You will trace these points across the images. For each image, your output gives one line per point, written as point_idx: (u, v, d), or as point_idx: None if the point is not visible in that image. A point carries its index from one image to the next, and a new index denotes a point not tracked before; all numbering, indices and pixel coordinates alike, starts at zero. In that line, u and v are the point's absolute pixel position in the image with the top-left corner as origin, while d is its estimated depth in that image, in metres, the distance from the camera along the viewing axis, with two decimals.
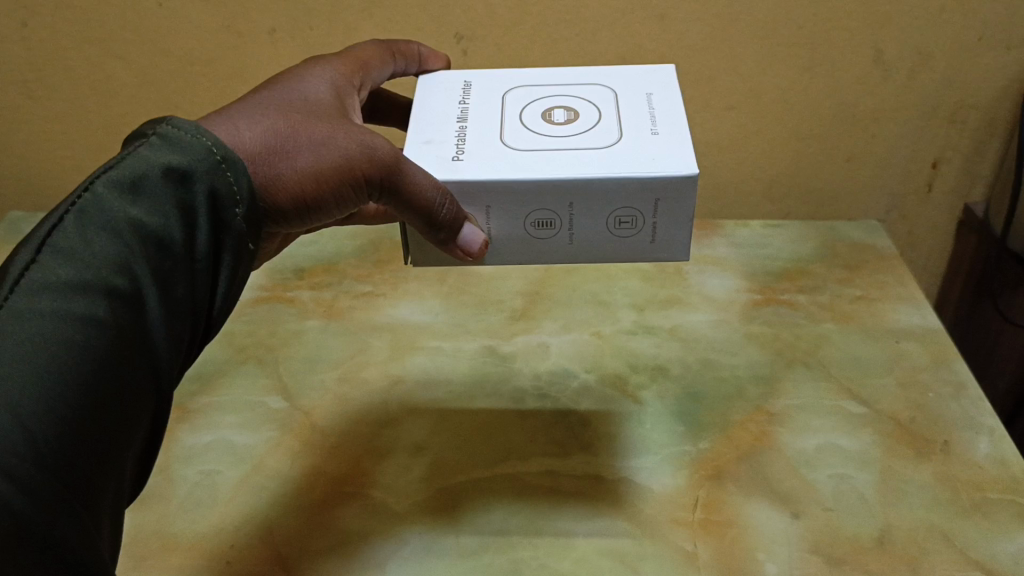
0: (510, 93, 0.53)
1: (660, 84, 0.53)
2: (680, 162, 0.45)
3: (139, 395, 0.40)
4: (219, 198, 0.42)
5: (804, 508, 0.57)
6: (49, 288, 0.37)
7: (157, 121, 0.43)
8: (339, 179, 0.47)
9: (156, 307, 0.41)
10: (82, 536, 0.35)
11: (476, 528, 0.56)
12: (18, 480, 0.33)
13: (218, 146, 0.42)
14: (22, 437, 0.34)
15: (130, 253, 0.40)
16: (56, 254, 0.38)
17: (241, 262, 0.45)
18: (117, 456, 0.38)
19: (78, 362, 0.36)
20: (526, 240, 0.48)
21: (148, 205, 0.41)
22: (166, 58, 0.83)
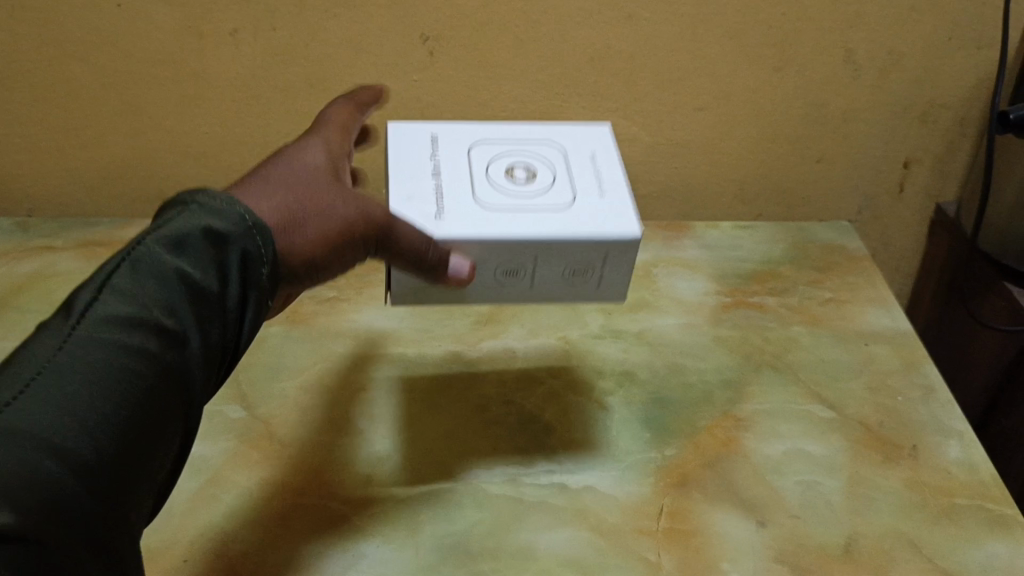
0: (474, 149, 0.56)
1: (598, 145, 0.58)
2: (630, 224, 0.50)
3: (171, 424, 0.42)
4: (249, 259, 0.45)
5: (771, 516, 0.56)
6: (108, 323, 0.40)
7: (193, 191, 0.46)
8: (339, 240, 0.49)
9: (194, 350, 0.44)
10: (123, 528, 0.38)
11: (437, 538, 0.55)
12: (85, 472, 0.36)
13: (249, 215, 0.46)
14: (93, 448, 0.37)
15: (172, 297, 0.43)
16: (113, 294, 0.41)
17: (261, 317, 0.47)
18: (152, 470, 0.40)
19: (131, 388, 0.39)
20: (491, 287, 0.52)
21: (191, 259, 0.44)
22: (125, 60, 0.81)
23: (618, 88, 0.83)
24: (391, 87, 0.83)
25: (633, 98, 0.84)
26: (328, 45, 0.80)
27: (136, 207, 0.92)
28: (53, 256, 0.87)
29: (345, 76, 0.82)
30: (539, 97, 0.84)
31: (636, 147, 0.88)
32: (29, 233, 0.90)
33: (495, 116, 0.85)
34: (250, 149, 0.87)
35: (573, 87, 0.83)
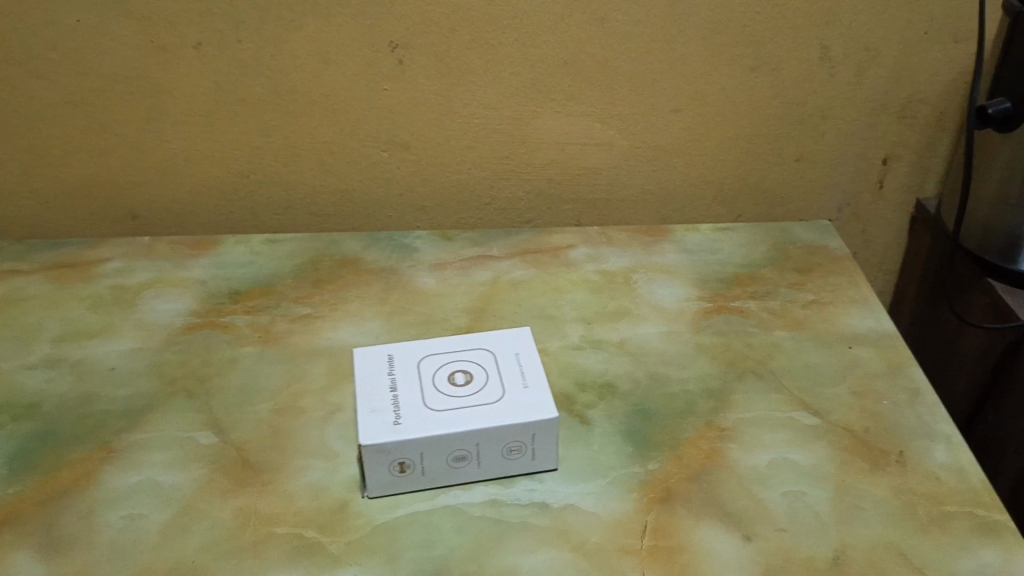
0: (424, 359, 0.63)
1: (524, 342, 0.64)
2: (550, 406, 0.58)
3: None
4: None
5: (757, 530, 0.55)
6: None
7: None
8: None
9: None
10: None
11: (416, 564, 0.54)
12: None
13: None
14: None
15: None
16: None
17: None
18: None
19: None
20: (445, 474, 0.58)
21: None
22: (88, 77, 0.79)
23: (592, 91, 0.82)
24: (361, 97, 0.81)
25: (608, 102, 0.83)
26: (295, 55, 0.79)
27: (105, 226, 0.89)
28: (17, 280, 0.81)
29: (314, 87, 0.81)
30: (513, 103, 0.83)
31: (613, 151, 0.87)
32: None
33: (468, 124, 0.84)
34: (219, 164, 0.85)
35: (547, 92, 0.82)
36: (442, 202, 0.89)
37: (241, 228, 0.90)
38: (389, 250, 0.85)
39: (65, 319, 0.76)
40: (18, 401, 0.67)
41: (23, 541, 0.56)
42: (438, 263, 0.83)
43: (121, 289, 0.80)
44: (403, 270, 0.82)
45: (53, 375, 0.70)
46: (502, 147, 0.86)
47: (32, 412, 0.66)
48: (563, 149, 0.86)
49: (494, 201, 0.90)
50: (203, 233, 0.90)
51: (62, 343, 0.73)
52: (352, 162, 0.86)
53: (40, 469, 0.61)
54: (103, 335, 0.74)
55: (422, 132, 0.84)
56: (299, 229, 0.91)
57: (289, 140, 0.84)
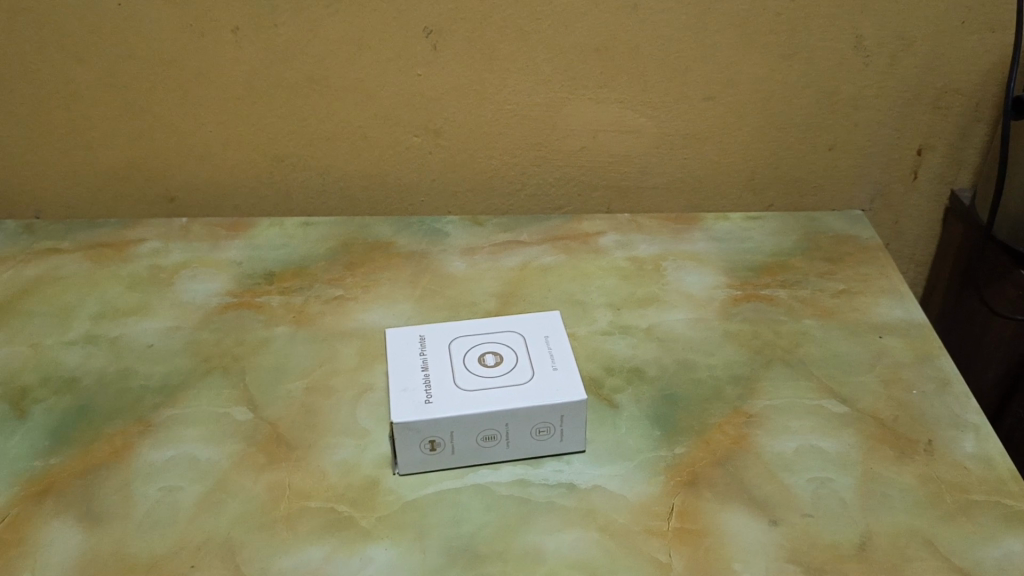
0: (455, 340, 0.63)
1: (553, 326, 0.65)
2: (578, 388, 0.59)
3: None
4: None
5: (783, 515, 0.56)
6: None
7: None
8: None
9: None
10: None
11: (444, 540, 0.55)
12: None
13: None
14: None
15: None
16: None
17: None
18: None
19: None
20: (475, 453, 0.59)
21: None
22: (128, 59, 0.81)
23: (624, 79, 0.83)
24: (394, 83, 0.82)
25: (639, 89, 0.83)
26: (330, 41, 0.80)
27: (142, 207, 0.91)
28: (56, 259, 0.83)
29: (348, 72, 0.82)
30: (544, 90, 0.83)
31: (643, 138, 0.87)
32: (35, 235, 0.87)
33: (500, 111, 0.84)
34: (254, 148, 0.87)
35: (578, 78, 0.83)
36: (473, 188, 0.90)
37: (274, 211, 0.91)
38: (420, 235, 0.86)
39: (104, 297, 0.78)
40: (59, 376, 0.69)
41: (63, 511, 0.57)
42: (467, 248, 0.83)
43: (158, 269, 0.81)
44: (433, 255, 0.83)
45: (92, 351, 0.71)
46: (533, 133, 0.86)
47: (72, 387, 0.68)
48: (594, 136, 0.87)
49: (524, 186, 0.90)
50: (237, 215, 0.91)
51: (100, 321, 0.75)
52: (385, 147, 0.87)
53: (80, 442, 0.62)
54: (140, 314, 0.76)
55: (455, 117, 0.85)
56: (332, 213, 0.92)
57: (324, 124, 0.85)
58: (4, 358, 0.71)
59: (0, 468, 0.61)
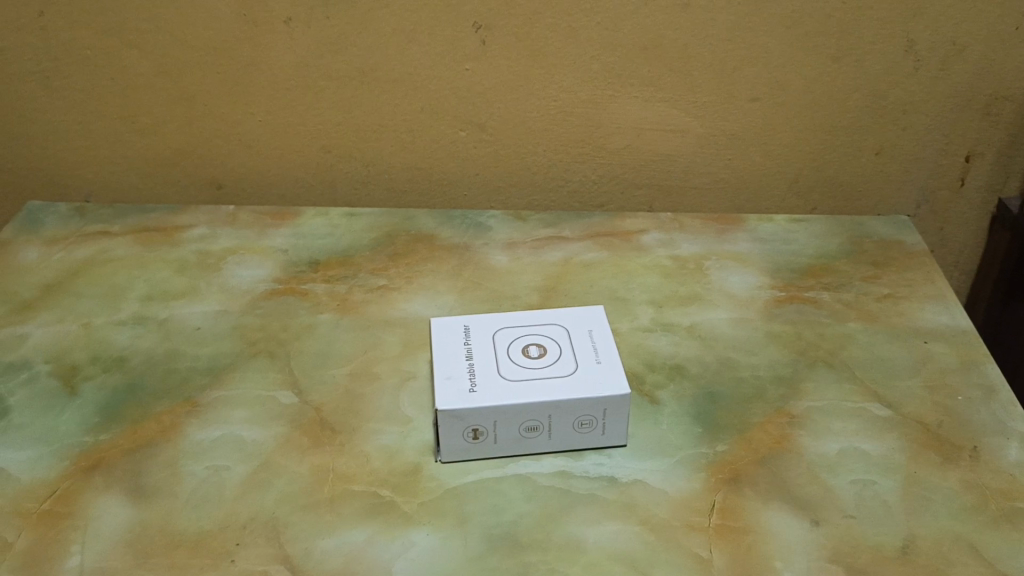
0: (499, 331, 0.64)
1: (597, 320, 0.65)
2: (622, 382, 0.59)
3: None
4: None
5: (825, 515, 0.55)
6: None
7: None
8: None
9: None
10: None
11: (485, 527, 0.55)
12: None
13: None
14: None
15: None
16: None
17: None
18: None
19: None
20: (516, 443, 0.59)
21: None
22: (182, 47, 0.82)
23: (671, 78, 0.83)
24: (442, 77, 0.83)
25: (686, 88, 0.83)
26: (380, 33, 0.80)
27: (190, 194, 0.92)
28: (107, 242, 0.85)
29: (397, 65, 0.82)
30: (591, 87, 0.84)
31: (688, 138, 0.87)
32: (86, 218, 0.89)
33: (546, 107, 0.85)
34: (302, 138, 0.88)
35: (626, 76, 0.83)
36: (516, 183, 0.90)
37: (319, 201, 0.93)
38: (463, 228, 0.87)
39: (152, 280, 0.79)
40: (109, 355, 0.70)
41: (113, 486, 0.59)
42: (510, 242, 0.84)
43: (206, 254, 0.82)
44: (476, 248, 0.83)
45: (141, 332, 0.73)
46: (578, 130, 0.87)
47: (122, 366, 0.69)
48: (639, 135, 0.87)
49: (567, 183, 0.90)
50: (283, 204, 0.93)
51: (149, 303, 0.76)
52: (430, 141, 0.87)
53: (129, 420, 0.64)
54: (187, 297, 0.77)
55: (500, 113, 0.85)
56: (376, 204, 0.93)
57: (371, 116, 0.86)
58: (55, 336, 0.72)
59: (52, 443, 0.62)
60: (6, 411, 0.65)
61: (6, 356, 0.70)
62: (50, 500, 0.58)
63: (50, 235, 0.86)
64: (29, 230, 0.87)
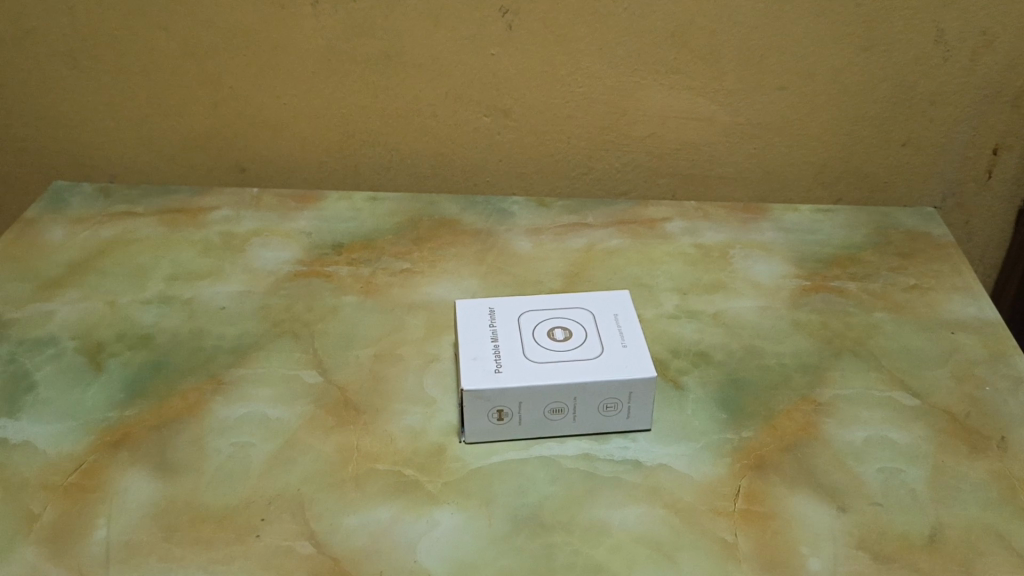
0: (524, 314, 0.64)
1: (623, 304, 0.65)
2: (648, 366, 0.59)
3: None
4: None
5: (851, 503, 0.55)
6: None
7: None
8: None
9: None
10: None
11: (510, 508, 0.55)
12: None
13: None
14: None
15: None
16: None
17: None
18: None
19: None
20: (541, 425, 0.59)
21: None
22: (209, 29, 0.82)
23: (698, 65, 0.82)
24: (468, 62, 0.83)
25: (713, 76, 0.83)
26: (406, 17, 0.80)
27: (214, 176, 0.93)
28: (132, 222, 0.85)
29: (422, 50, 0.82)
30: (617, 74, 0.83)
31: (714, 126, 0.86)
32: (112, 199, 0.89)
33: (571, 94, 0.85)
34: (327, 122, 0.88)
35: (652, 64, 0.82)
36: (539, 170, 0.90)
37: (342, 185, 0.93)
38: (486, 213, 0.87)
39: (177, 260, 0.79)
40: (134, 332, 0.70)
41: (139, 461, 0.59)
42: (533, 228, 0.84)
43: (230, 236, 0.83)
44: (500, 233, 0.83)
45: (166, 310, 0.73)
46: (603, 117, 0.86)
47: (147, 343, 0.69)
48: (664, 123, 0.86)
49: (591, 170, 0.90)
50: (306, 188, 0.93)
51: (174, 283, 0.77)
52: (455, 126, 0.87)
53: (155, 396, 0.64)
54: (212, 277, 0.77)
55: (525, 99, 0.85)
56: (398, 189, 0.93)
57: (396, 100, 0.86)
58: (81, 314, 0.73)
59: (78, 418, 0.62)
60: (33, 385, 0.65)
61: (33, 332, 0.71)
62: (76, 473, 0.58)
63: (75, 214, 0.86)
64: (55, 209, 0.87)
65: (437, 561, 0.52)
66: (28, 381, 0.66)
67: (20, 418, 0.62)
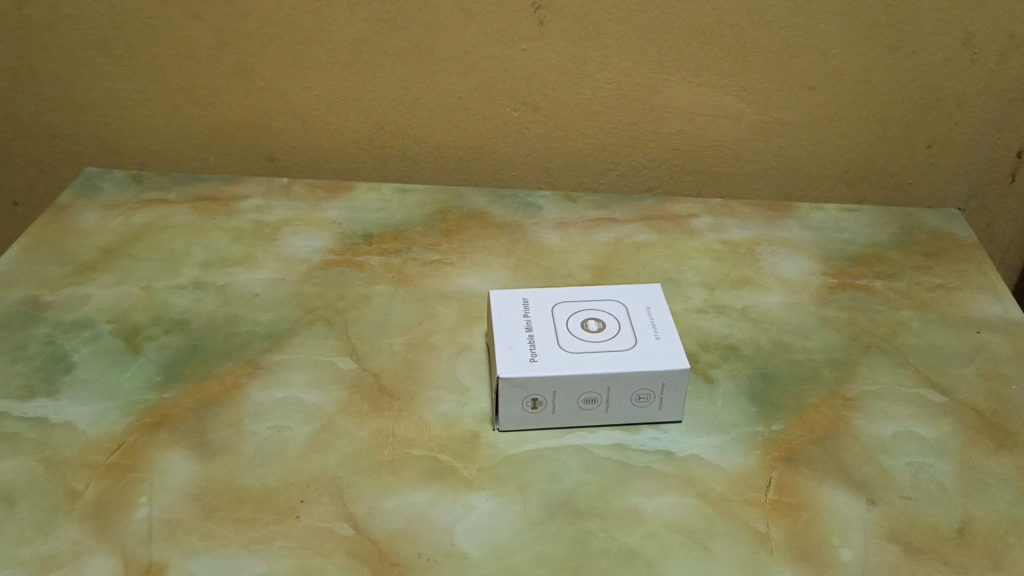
0: (557, 305, 0.65)
1: (655, 298, 0.66)
2: (682, 357, 0.59)
3: None
4: None
5: (881, 495, 0.56)
6: None
7: None
8: None
9: None
10: None
11: (544, 494, 0.56)
12: None
13: None
14: None
15: None
16: None
17: None
18: None
19: None
20: (574, 414, 0.60)
21: None
22: (243, 19, 0.83)
23: (727, 63, 0.83)
24: (499, 56, 0.84)
25: (741, 75, 0.84)
26: (439, 11, 0.81)
27: (243, 165, 0.93)
28: (164, 209, 0.86)
29: (454, 44, 0.83)
30: (646, 70, 0.84)
31: (741, 124, 0.87)
32: (143, 186, 0.90)
33: (600, 90, 0.85)
34: (357, 113, 0.89)
35: (682, 61, 0.83)
36: (566, 165, 0.91)
37: (370, 176, 0.94)
38: (514, 207, 0.87)
39: (210, 247, 0.81)
40: (170, 317, 0.71)
41: (178, 442, 0.60)
42: (561, 222, 0.85)
43: (262, 224, 0.84)
44: (528, 226, 0.84)
45: (201, 296, 0.74)
46: (631, 114, 0.87)
47: (183, 328, 0.70)
48: (691, 120, 0.87)
49: (617, 166, 0.91)
50: (334, 178, 0.94)
51: (208, 269, 0.77)
52: (484, 120, 0.88)
53: (192, 379, 0.65)
54: (245, 264, 0.78)
55: (555, 94, 0.86)
56: (426, 181, 0.94)
57: (426, 93, 0.87)
58: (117, 298, 0.74)
59: (117, 399, 0.63)
60: (71, 366, 0.66)
61: (70, 315, 0.72)
62: (117, 453, 0.59)
63: (108, 200, 0.87)
64: (87, 195, 0.88)
65: (475, 544, 0.53)
66: (67, 362, 0.67)
67: (60, 398, 0.63)
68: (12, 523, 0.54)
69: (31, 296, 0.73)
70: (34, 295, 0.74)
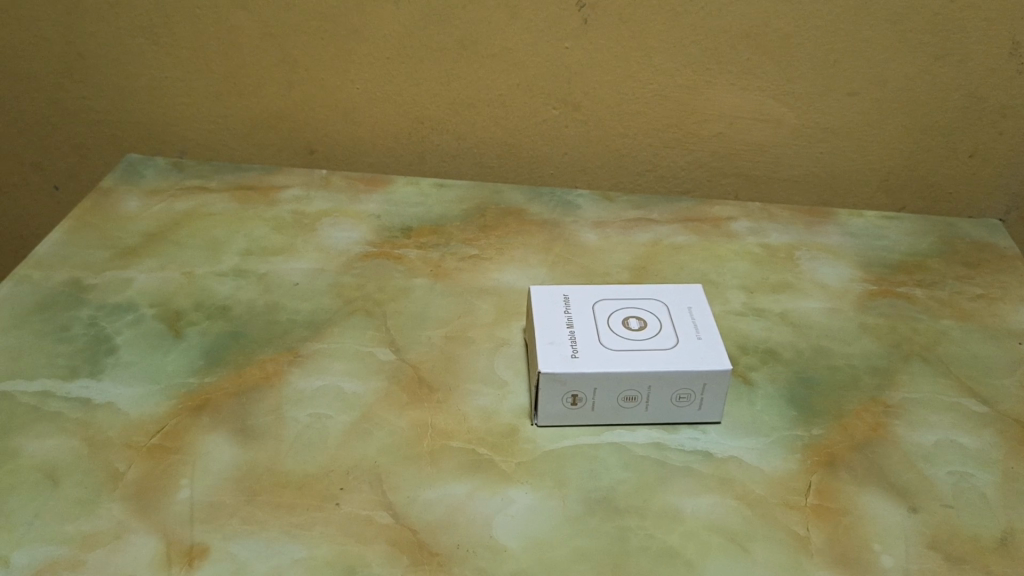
0: (598, 302, 0.65)
1: (696, 299, 0.65)
2: (724, 359, 0.59)
3: None
4: None
5: (922, 503, 0.56)
6: None
7: None
8: None
9: None
10: None
11: (583, 490, 0.56)
12: None
13: None
14: None
15: None
16: None
17: None
18: None
19: None
20: (614, 411, 0.60)
21: None
22: (289, 11, 0.83)
23: (770, 67, 0.83)
24: (541, 54, 0.84)
25: (784, 79, 0.83)
26: (484, 7, 0.81)
27: (283, 156, 0.94)
28: (205, 197, 0.87)
29: (497, 40, 0.83)
30: (689, 72, 0.84)
31: (781, 128, 0.87)
32: (184, 173, 0.91)
33: (641, 90, 0.85)
34: (397, 107, 0.89)
35: (724, 64, 0.83)
36: (604, 164, 0.91)
37: (408, 170, 0.94)
38: (552, 205, 0.88)
39: (251, 235, 0.81)
40: (212, 303, 0.72)
41: (220, 426, 0.60)
42: (599, 221, 0.85)
43: (302, 215, 0.84)
44: (566, 225, 0.84)
45: (242, 283, 0.75)
46: (672, 115, 0.87)
47: (224, 314, 0.71)
48: (732, 123, 0.87)
49: (655, 167, 0.91)
50: (373, 171, 0.94)
51: (248, 257, 0.78)
52: (523, 117, 0.88)
53: (233, 365, 0.65)
54: (285, 254, 0.79)
55: (595, 93, 0.86)
56: (463, 177, 0.94)
57: (466, 89, 0.87)
58: (159, 283, 0.74)
59: (159, 382, 0.64)
60: (114, 348, 0.67)
61: (113, 298, 0.72)
62: (159, 435, 0.60)
63: (150, 186, 0.88)
64: (129, 181, 0.89)
65: (514, 537, 0.53)
66: (110, 344, 0.67)
67: (102, 379, 0.64)
68: (56, 500, 0.55)
69: (74, 278, 0.74)
70: (77, 277, 0.74)
